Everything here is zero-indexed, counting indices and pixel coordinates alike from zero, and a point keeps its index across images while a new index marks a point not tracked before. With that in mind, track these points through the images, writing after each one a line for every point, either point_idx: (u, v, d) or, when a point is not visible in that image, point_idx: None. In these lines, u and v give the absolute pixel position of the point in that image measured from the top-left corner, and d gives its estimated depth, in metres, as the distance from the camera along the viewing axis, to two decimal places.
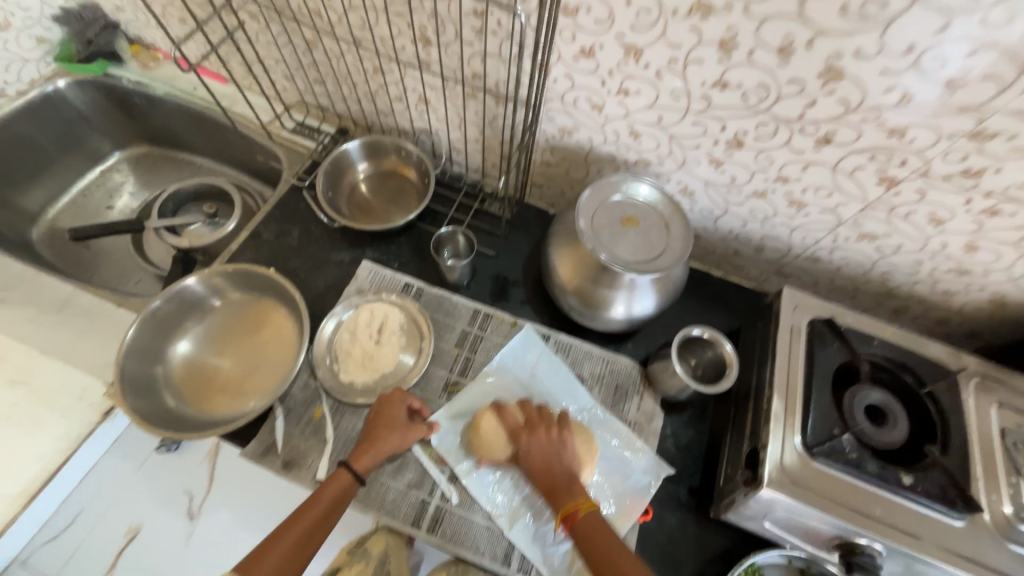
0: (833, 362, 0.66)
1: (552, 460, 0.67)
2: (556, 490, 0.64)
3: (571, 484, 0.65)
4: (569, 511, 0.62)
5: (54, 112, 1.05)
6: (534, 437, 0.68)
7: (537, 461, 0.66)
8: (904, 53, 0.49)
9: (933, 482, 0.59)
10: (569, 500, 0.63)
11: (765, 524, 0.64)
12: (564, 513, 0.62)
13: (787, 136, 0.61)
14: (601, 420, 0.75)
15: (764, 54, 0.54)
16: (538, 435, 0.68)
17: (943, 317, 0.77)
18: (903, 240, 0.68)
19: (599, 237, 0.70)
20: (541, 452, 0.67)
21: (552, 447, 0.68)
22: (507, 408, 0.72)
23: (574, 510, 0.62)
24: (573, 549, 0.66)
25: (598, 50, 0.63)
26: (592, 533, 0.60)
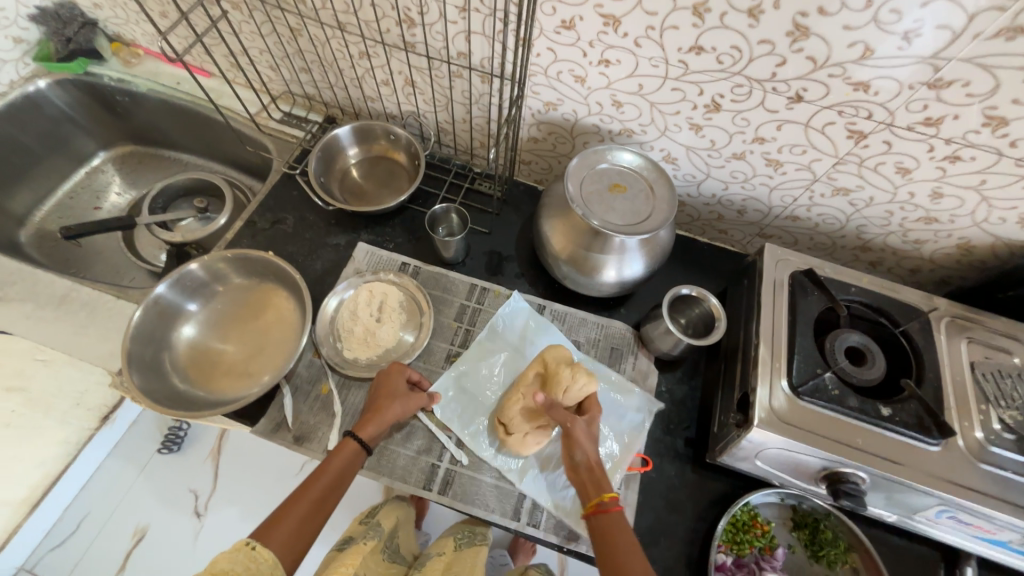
0: (815, 309, 0.70)
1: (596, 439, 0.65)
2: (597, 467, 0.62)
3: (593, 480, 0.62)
4: (607, 496, 0.58)
5: (36, 112, 1.04)
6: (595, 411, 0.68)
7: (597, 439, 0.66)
8: (864, 8, 0.52)
9: (909, 412, 0.63)
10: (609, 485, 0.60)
11: (757, 463, 0.68)
12: (603, 492, 0.59)
13: (762, 96, 0.65)
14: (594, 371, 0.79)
15: (735, 17, 0.57)
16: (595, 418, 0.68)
17: (917, 265, 0.82)
18: (874, 192, 0.72)
19: (589, 203, 0.73)
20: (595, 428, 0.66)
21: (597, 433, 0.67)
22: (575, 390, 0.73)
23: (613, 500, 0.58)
24: (580, 491, 0.71)
25: (579, 22, 0.65)
26: (618, 530, 0.56)
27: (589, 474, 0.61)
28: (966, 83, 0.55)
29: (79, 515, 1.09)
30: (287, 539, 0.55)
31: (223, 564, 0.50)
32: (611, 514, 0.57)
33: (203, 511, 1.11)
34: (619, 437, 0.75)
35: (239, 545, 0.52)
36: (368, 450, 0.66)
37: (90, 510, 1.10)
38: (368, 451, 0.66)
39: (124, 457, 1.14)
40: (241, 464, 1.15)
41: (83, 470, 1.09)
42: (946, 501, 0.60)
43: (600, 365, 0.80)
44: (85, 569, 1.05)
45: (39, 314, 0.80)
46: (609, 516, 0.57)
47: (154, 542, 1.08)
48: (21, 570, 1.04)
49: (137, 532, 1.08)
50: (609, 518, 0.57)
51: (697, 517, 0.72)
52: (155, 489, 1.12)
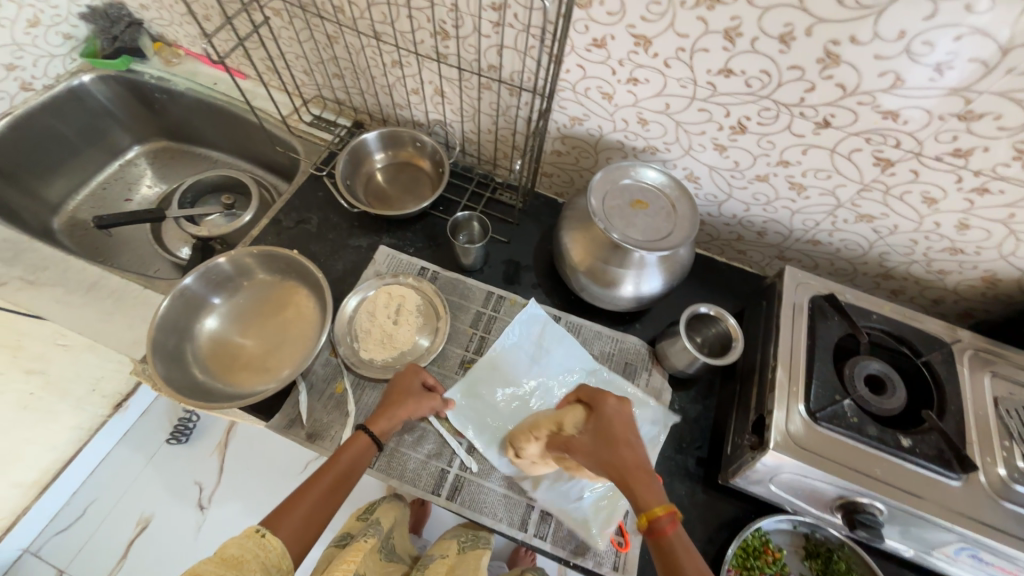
0: (835, 335, 0.70)
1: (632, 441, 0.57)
2: (637, 475, 0.53)
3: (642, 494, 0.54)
4: (655, 513, 0.49)
5: (77, 105, 1.08)
6: (620, 412, 0.60)
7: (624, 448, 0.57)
8: (896, 39, 0.53)
9: (929, 444, 0.62)
10: (652, 496, 0.51)
11: (770, 488, 0.67)
12: (648, 509, 0.50)
13: (789, 120, 0.65)
14: (606, 381, 0.79)
15: (766, 42, 0.58)
16: (624, 414, 0.60)
17: (940, 296, 0.81)
18: (899, 220, 0.72)
19: (611, 217, 0.74)
20: (624, 433, 0.58)
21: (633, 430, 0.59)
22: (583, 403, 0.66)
23: (667, 515, 0.49)
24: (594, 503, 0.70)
25: (610, 41, 0.66)
26: (679, 548, 0.49)
27: (628, 485, 0.53)
28: (998, 116, 0.55)
29: (88, 500, 1.11)
30: (296, 529, 0.56)
31: (233, 549, 0.50)
32: (665, 534, 0.49)
33: (207, 504, 1.11)
34: None
35: (249, 532, 0.53)
36: (379, 445, 0.67)
37: (98, 495, 1.11)
38: (378, 446, 0.67)
39: (134, 445, 1.15)
40: (248, 459, 1.16)
41: (94, 455, 1.11)
42: (966, 538, 0.59)
43: (611, 373, 0.80)
44: (88, 555, 1.06)
45: (67, 299, 0.83)
46: (664, 536, 0.49)
47: (157, 532, 1.08)
48: (25, 552, 1.06)
49: (141, 522, 1.09)
50: (664, 536, 0.49)
51: (707, 540, 0.71)
52: (161, 479, 1.13)
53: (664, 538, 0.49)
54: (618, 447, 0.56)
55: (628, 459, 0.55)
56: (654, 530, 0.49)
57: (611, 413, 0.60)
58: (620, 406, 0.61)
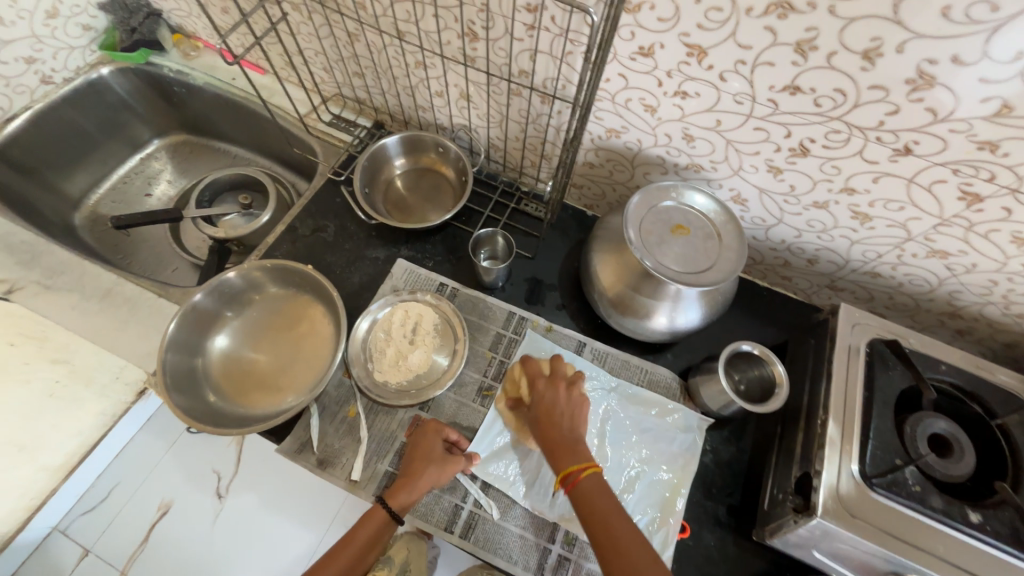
0: (895, 387, 0.62)
1: (561, 412, 0.61)
2: (559, 440, 0.59)
3: (577, 445, 0.59)
4: (569, 470, 0.56)
5: (96, 98, 1.06)
6: (554, 389, 0.64)
7: (553, 411, 0.62)
8: (1009, 60, 0.44)
9: (1003, 521, 0.55)
10: (571, 455, 0.58)
11: (813, 552, 0.61)
12: (564, 469, 0.57)
13: (861, 145, 0.57)
14: (632, 396, 0.75)
15: (846, 58, 0.50)
16: (556, 390, 0.64)
17: (1013, 341, 0.72)
18: (979, 259, 0.63)
19: (647, 244, 0.67)
20: (553, 405, 0.62)
21: (568, 403, 0.62)
22: (533, 363, 0.70)
23: (577, 470, 0.56)
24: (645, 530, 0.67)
25: (658, 50, 0.59)
26: (593, 493, 0.55)
27: (551, 451, 0.59)
28: None
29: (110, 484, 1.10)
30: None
31: None
32: (581, 487, 0.55)
33: (225, 494, 1.09)
34: (671, 464, 0.71)
35: None
36: (397, 520, 0.63)
37: (121, 479, 1.10)
38: (398, 521, 0.63)
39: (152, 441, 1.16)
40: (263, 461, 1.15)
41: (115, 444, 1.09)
42: None
43: (635, 388, 0.76)
44: (110, 540, 1.05)
45: (83, 305, 0.81)
46: (580, 489, 0.56)
47: (175, 523, 1.07)
48: (53, 530, 1.06)
49: (161, 507, 1.08)
50: (582, 490, 0.55)
51: None
52: (182, 471, 1.11)
53: (582, 490, 0.55)
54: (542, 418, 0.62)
55: (551, 430, 0.60)
56: (569, 484, 0.56)
57: (543, 390, 0.64)
58: (557, 380, 0.65)
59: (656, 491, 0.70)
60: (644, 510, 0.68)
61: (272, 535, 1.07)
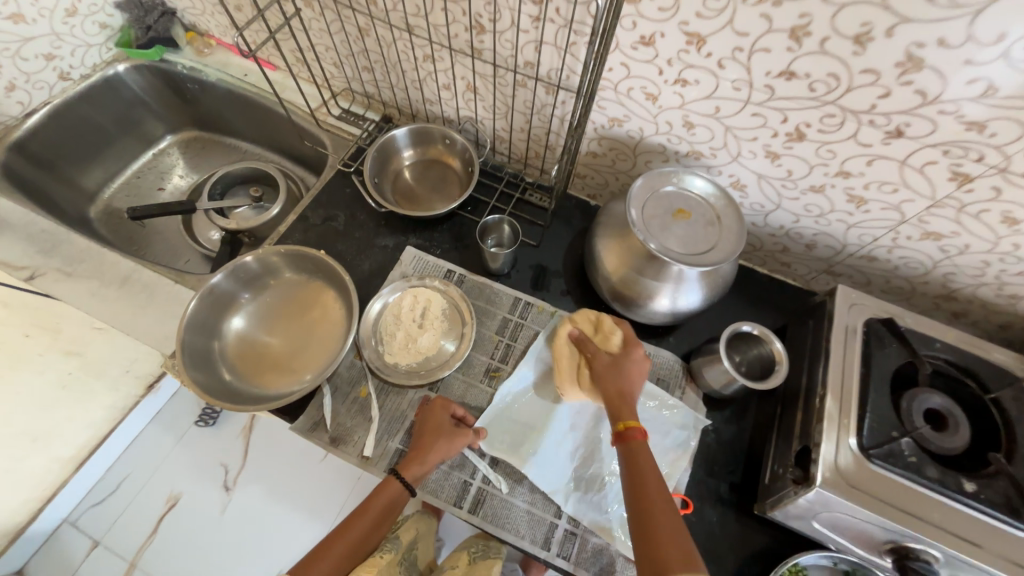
0: (892, 364, 0.64)
1: (628, 375, 0.67)
2: (627, 399, 0.64)
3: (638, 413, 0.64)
4: (634, 425, 0.61)
5: (112, 95, 1.09)
6: (638, 355, 0.69)
7: (632, 372, 0.67)
8: (993, 42, 0.47)
9: (997, 490, 0.57)
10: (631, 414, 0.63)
11: (813, 524, 0.63)
12: (625, 421, 0.61)
13: (855, 128, 0.59)
14: None
15: (839, 43, 0.52)
16: (633, 357, 0.68)
17: (1007, 322, 0.74)
18: (971, 240, 0.65)
19: (650, 227, 0.69)
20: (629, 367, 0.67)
21: (637, 371, 0.67)
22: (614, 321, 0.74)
23: (637, 427, 0.60)
24: None
25: (659, 39, 0.61)
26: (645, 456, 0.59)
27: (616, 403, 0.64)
28: None
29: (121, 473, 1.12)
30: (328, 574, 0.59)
31: None
32: (635, 442, 0.59)
33: (232, 486, 1.11)
34: (673, 446, 0.73)
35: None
36: (411, 491, 0.65)
37: (131, 471, 1.12)
38: (411, 492, 0.66)
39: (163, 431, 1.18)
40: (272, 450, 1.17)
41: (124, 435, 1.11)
42: None
43: None
44: (121, 530, 1.07)
45: (101, 292, 0.84)
46: (633, 442, 0.59)
47: (186, 512, 1.09)
48: (63, 523, 1.08)
49: (168, 501, 1.10)
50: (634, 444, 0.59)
51: (738, 570, 0.68)
52: (193, 462, 1.13)
53: (635, 445, 0.59)
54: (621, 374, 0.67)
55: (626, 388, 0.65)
56: (625, 435, 0.60)
57: (629, 350, 0.69)
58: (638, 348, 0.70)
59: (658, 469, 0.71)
60: None
61: (281, 522, 1.08)
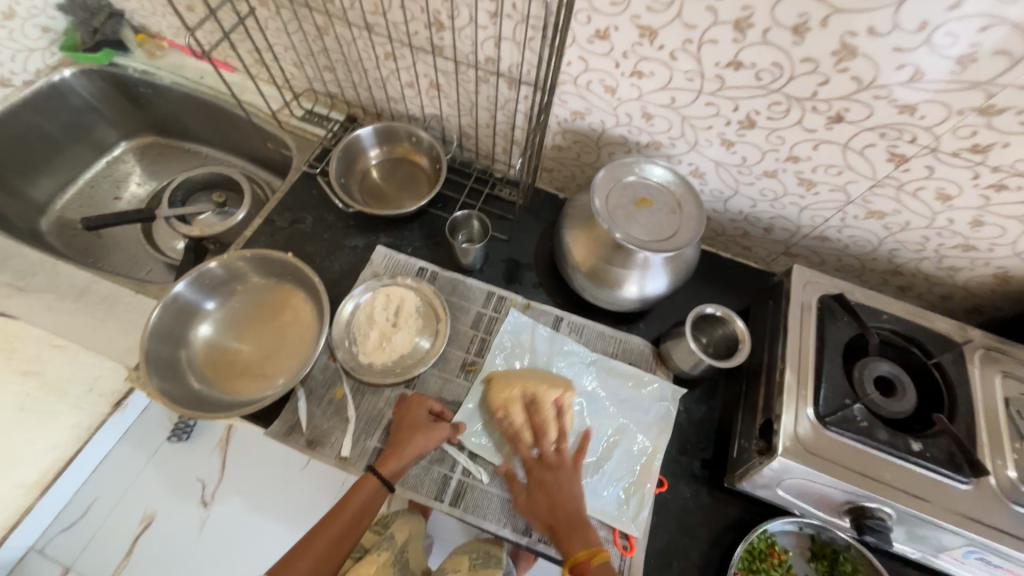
0: (844, 336, 0.68)
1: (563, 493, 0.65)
2: (561, 527, 0.63)
3: (577, 527, 0.62)
4: (576, 561, 0.60)
5: (60, 101, 1.05)
6: (554, 456, 0.68)
7: (555, 492, 0.65)
8: (916, 30, 0.50)
9: (940, 448, 0.61)
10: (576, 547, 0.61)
11: (778, 492, 0.66)
12: (570, 558, 0.60)
13: (800, 115, 0.63)
14: (610, 368, 0.79)
15: (779, 33, 0.55)
16: (556, 469, 0.67)
17: (948, 292, 0.79)
18: (911, 216, 0.70)
19: (614, 218, 0.71)
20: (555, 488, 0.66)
21: (568, 483, 0.66)
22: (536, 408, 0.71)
23: (580, 563, 0.59)
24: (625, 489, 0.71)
25: (613, 33, 0.63)
26: None
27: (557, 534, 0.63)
28: (1020, 111, 0.53)
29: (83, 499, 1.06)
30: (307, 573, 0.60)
31: None
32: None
33: (211, 501, 1.09)
34: (647, 430, 0.75)
35: None
36: (389, 487, 0.65)
37: (100, 494, 1.07)
38: (389, 488, 0.65)
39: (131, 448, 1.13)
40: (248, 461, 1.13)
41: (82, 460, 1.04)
42: (974, 542, 0.58)
43: (613, 361, 0.79)
44: (94, 554, 1.03)
45: (58, 306, 0.81)
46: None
47: (162, 531, 1.06)
48: (29, 551, 1.02)
49: (144, 519, 1.06)
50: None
51: (712, 542, 0.71)
52: (168, 478, 1.10)
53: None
54: (546, 498, 0.65)
55: (555, 517, 0.64)
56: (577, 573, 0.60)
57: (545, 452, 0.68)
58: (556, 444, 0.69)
59: (634, 452, 0.73)
60: (622, 472, 0.72)
61: (262, 532, 1.07)
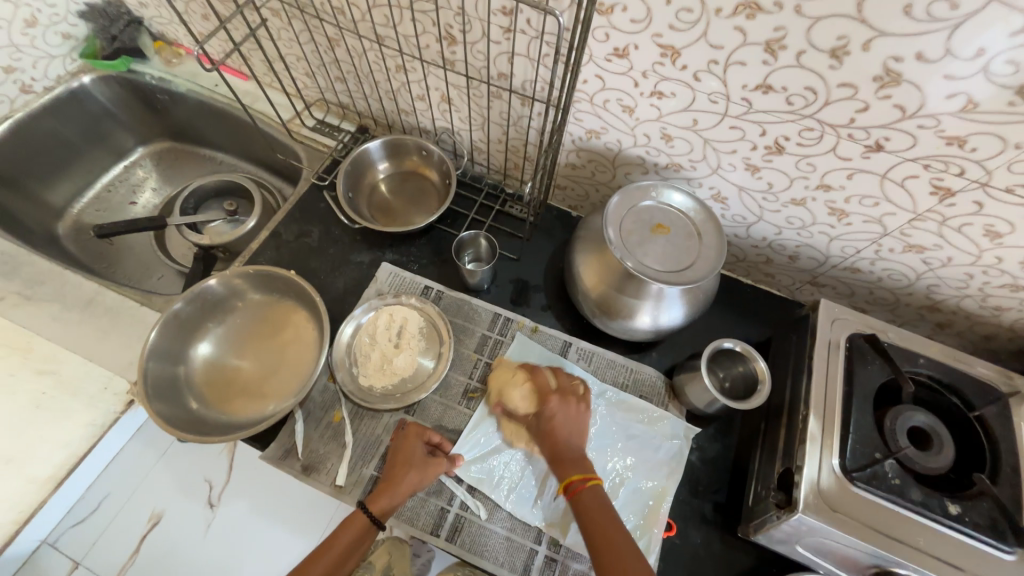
0: (875, 380, 0.63)
1: (569, 430, 0.66)
2: (563, 455, 0.65)
3: (581, 459, 0.64)
4: (572, 480, 0.62)
5: (80, 107, 1.06)
6: (565, 400, 0.68)
7: (558, 426, 0.66)
8: (972, 57, 0.45)
9: (981, 513, 0.56)
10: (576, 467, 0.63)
11: (796, 548, 0.62)
12: (569, 478, 0.62)
13: (834, 142, 0.58)
14: (620, 402, 0.74)
15: (814, 56, 0.51)
16: (568, 403, 0.68)
17: (992, 332, 0.73)
18: (954, 253, 0.64)
19: (628, 244, 0.68)
20: (562, 423, 0.66)
21: (575, 418, 0.67)
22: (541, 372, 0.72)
23: (579, 482, 0.62)
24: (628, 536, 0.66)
25: (633, 51, 0.59)
26: (594, 508, 0.60)
27: (556, 465, 0.64)
28: None
29: (132, 499, 0.94)
30: None
31: None
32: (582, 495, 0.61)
33: (216, 503, 0.94)
34: (656, 471, 0.71)
35: None
36: (380, 525, 0.63)
37: (111, 493, 0.95)
38: (380, 527, 0.63)
39: None
40: None
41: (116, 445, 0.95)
42: None
43: (623, 394, 0.75)
44: (108, 546, 0.91)
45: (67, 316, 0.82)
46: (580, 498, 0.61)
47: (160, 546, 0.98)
48: (43, 544, 0.91)
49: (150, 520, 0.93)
50: (581, 496, 0.61)
51: None
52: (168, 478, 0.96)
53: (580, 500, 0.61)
54: (550, 435, 0.66)
55: (559, 448, 0.65)
56: (571, 492, 0.62)
57: (553, 397, 0.68)
58: (567, 393, 0.69)
59: (642, 494, 0.69)
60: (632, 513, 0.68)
61: None
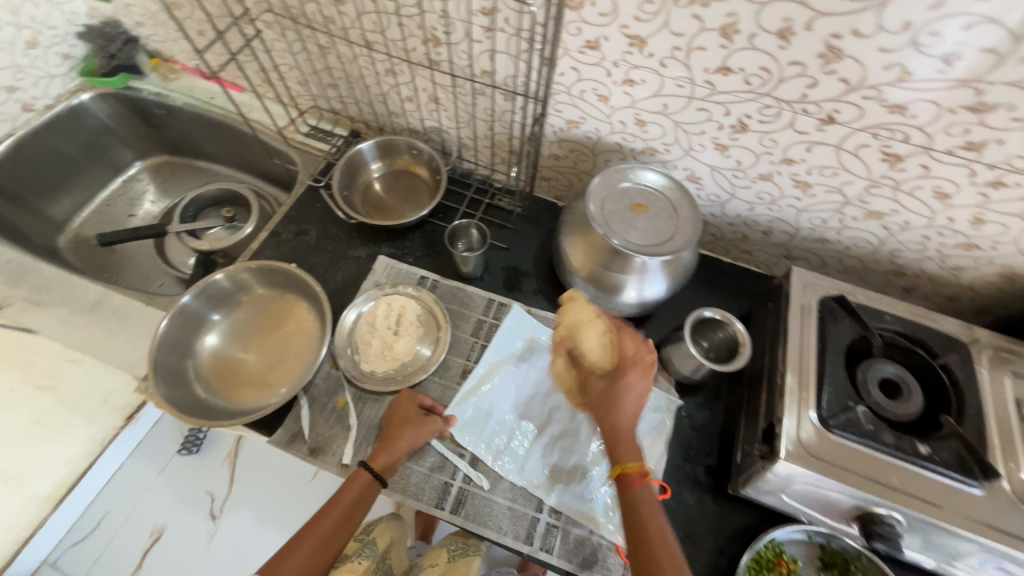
0: (845, 337, 0.68)
1: (620, 400, 0.60)
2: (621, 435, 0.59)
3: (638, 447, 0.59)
4: (628, 470, 0.57)
5: (78, 123, 1.10)
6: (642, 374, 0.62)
7: (626, 400, 0.60)
8: (901, 30, 0.51)
9: (950, 451, 0.60)
10: (628, 452, 0.58)
11: (783, 498, 0.65)
12: (622, 465, 0.57)
13: (791, 117, 0.63)
14: None
15: (765, 38, 0.56)
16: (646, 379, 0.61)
17: (954, 292, 0.78)
18: (911, 216, 0.69)
19: (611, 222, 0.72)
20: (625, 391, 0.60)
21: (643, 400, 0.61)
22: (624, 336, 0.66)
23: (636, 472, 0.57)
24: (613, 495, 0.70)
25: (604, 42, 0.65)
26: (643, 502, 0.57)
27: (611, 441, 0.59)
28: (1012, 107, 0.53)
29: (134, 514, 1.04)
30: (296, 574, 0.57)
31: None
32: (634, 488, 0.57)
33: (219, 513, 1.06)
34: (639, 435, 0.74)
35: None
36: (381, 481, 0.66)
37: (110, 508, 1.05)
38: (381, 483, 0.66)
39: (144, 457, 1.08)
40: (259, 469, 1.10)
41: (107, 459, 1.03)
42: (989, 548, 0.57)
43: None
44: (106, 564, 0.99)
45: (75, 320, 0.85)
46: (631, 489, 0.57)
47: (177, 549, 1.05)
48: (44, 564, 0.99)
49: (154, 532, 1.03)
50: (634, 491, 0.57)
51: (718, 551, 0.69)
52: (170, 488, 1.07)
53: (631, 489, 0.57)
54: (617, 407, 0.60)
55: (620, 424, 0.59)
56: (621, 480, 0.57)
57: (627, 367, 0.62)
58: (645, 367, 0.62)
59: None
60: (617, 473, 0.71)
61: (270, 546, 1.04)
